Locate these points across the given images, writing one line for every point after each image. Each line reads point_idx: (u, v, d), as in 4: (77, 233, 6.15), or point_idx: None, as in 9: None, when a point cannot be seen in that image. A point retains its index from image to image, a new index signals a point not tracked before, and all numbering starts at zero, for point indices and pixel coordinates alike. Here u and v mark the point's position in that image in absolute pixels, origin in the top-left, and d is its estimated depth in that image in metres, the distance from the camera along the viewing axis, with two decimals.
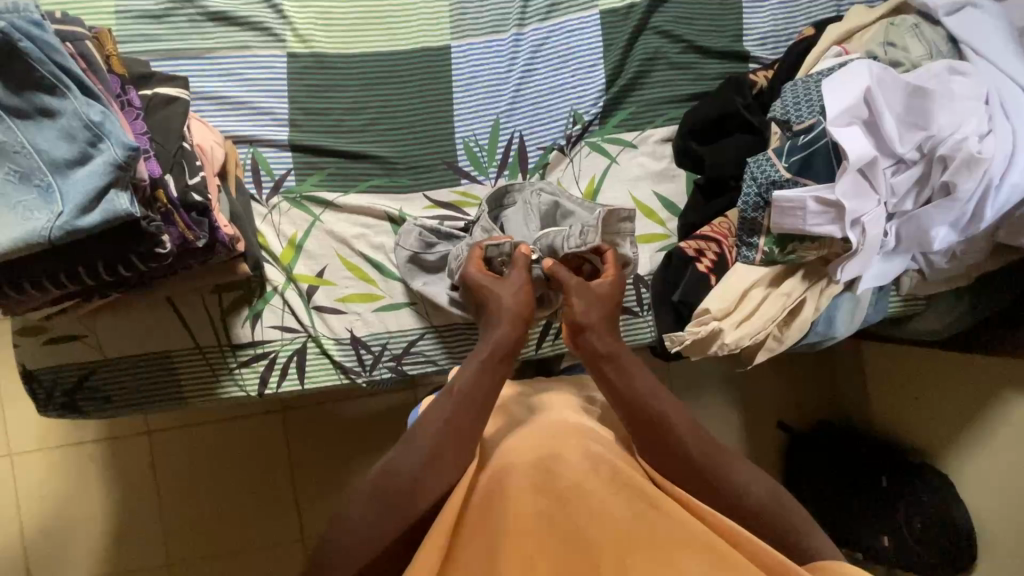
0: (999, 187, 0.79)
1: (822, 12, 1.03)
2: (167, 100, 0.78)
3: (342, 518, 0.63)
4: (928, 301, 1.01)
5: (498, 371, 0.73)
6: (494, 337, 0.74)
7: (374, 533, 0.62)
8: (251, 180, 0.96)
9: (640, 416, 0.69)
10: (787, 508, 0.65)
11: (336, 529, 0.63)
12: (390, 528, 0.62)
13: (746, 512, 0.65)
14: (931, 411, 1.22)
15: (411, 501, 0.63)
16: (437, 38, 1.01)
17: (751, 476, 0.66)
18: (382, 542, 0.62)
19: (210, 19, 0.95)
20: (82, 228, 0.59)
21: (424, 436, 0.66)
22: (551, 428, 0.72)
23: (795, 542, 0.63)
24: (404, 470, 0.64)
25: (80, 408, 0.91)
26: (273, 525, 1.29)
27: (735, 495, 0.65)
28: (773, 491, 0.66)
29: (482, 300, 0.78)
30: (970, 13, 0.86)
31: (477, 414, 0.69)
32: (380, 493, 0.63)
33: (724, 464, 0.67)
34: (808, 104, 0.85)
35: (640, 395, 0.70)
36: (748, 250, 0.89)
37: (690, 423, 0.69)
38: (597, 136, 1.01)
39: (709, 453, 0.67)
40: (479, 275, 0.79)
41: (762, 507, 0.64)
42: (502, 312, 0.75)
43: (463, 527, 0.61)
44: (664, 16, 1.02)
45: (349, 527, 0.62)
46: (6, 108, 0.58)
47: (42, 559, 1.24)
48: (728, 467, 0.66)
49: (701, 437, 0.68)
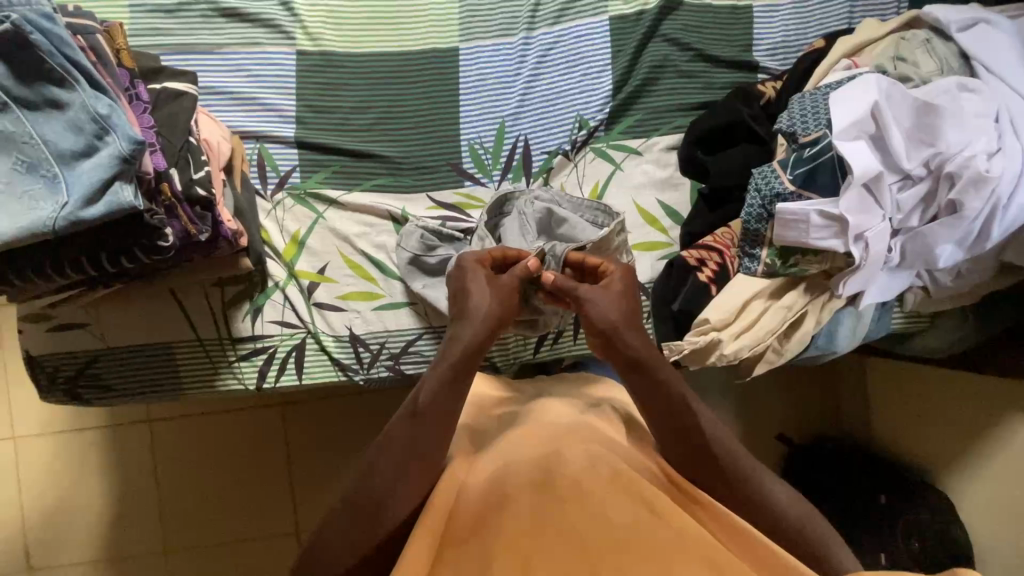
0: (1006, 207, 0.79)
1: (833, 24, 1.02)
2: (175, 95, 0.79)
3: (331, 522, 0.65)
4: (934, 318, 1.00)
5: (462, 378, 0.70)
6: (467, 341, 0.71)
7: (352, 536, 0.63)
8: (256, 176, 0.96)
9: (680, 418, 0.70)
10: (812, 525, 0.66)
11: (323, 534, 0.64)
12: (369, 536, 0.63)
13: (757, 514, 0.67)
14: (932, 429, 1.21)
15: (381, 508, 0.64)
16: (446, 40, 1.01)
17: (782, 492, 0.68)
18: (361, 550, 0.63)
19: (221, 15, 0.96)
20: (86, 220, 0.60)
21: (397, 442, 0.66)
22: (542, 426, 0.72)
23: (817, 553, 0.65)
24: (375, 477, 0.65)
25: (81, 395, 0.92)
26: (268, 517, 1.30)
27: (750, 499, 0.67)
28: (802, 512, 0.67)
29: (455, 299, 0.75)
30: (982, 30, 0.85)
31: (452, 398, 0.69)
32: (355, 505, 0.64)
33: (739, 466, 0.68)
34: (814, 117, 0.84)
35: (672, 401, 0.70)
36: (749, 261, 0.88)
37: (721, 435, 0.70)
38: (602, 143, 1.01)
39: (740, 468, 0.69)
40: (474, 267, 0.75)
41: (790, 525, 0.66)
42: (473, 317, 0.72)
43: (459, 516, 0.62)
44: (674, 24, 1.02)
45: (334, 530, 0.64)
46: (15, 98, 0.59)
47: (40, 542, 1.26)
48: (763, 482, 0.68)
49: (735, 452, 0.69)
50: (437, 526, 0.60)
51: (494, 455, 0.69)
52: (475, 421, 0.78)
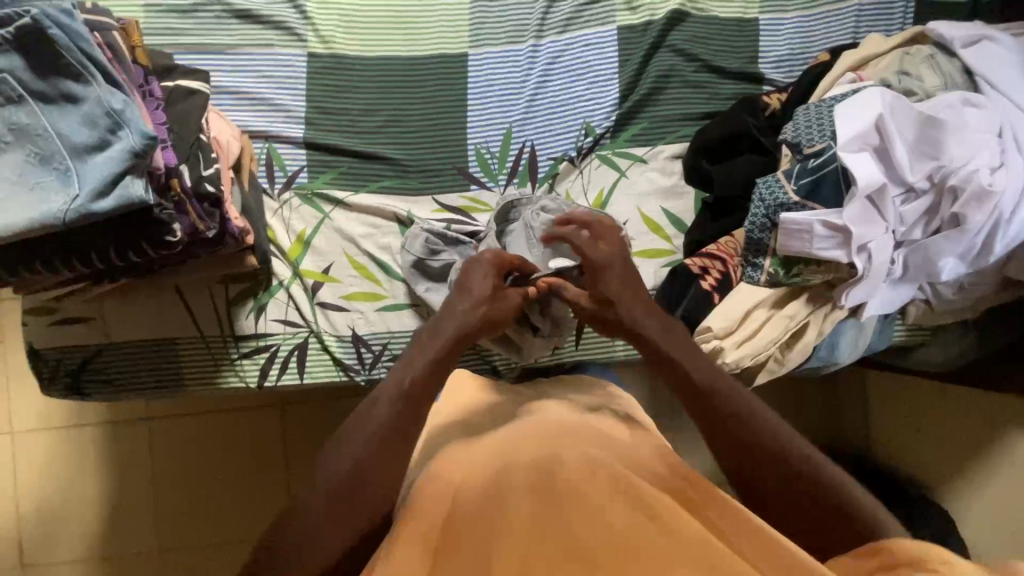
0: (1009, 222, 0.79)
1: (838, 38, 1.03)
2: (188, 92, 0.80)
3: (291, 515, 0.61)
4: (936, 332, 0.99)
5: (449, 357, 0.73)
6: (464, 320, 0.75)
7: (319, 531, 0.60)
8: (264, 175, 0.97)
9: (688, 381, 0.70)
10: (847, 493, 0.62)
11: (286, 529, 0.60)
12: (339, 531, 0.61)
13: (787, 486, 0.63)
14: (933, 443, 1.21)
15: (353, 497, 0.62)
16: (456, 45, 1.02)
17: (813, 461, 0.64)
18: (333, 546, 0.61)
19: (235, 16, 0.97)
20: (96, 212, 0.61)
21: (365, 430, 0.65)
22: (533, 425, 0.73)
23: (855, 523, 0.60)
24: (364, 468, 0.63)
25: (82, 389, 0.92)
26: (262, 521, 1.29)
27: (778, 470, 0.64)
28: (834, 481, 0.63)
29: (458, 287, 0.79)
30: (987, 46, 0.86)
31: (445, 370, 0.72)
32: (320, 498, 0.62)
33: (767, 437, 0.65)
34: (820, 129, 0.84)
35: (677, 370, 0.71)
36: (753, 270, 0.89)
37: (739, 398, 0.68)
38: (608, 150, 1.02)
39: (764, 438, 0.65)
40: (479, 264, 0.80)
41: (826, 495, 0.62)
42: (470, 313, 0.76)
43: (454, 519, 0.62)
44: (680, 35, 1.03)
45: (295, 530, 0.60)
46: (31, 92, 0.60)
47: (34, 539, 1.25)
48: (786, 452, 0.64)
49: (757, 416, 0.66)
50: (432, 526, 0.61)
51: (489, 451, 0.69)
52: (472, 421, 0.78)
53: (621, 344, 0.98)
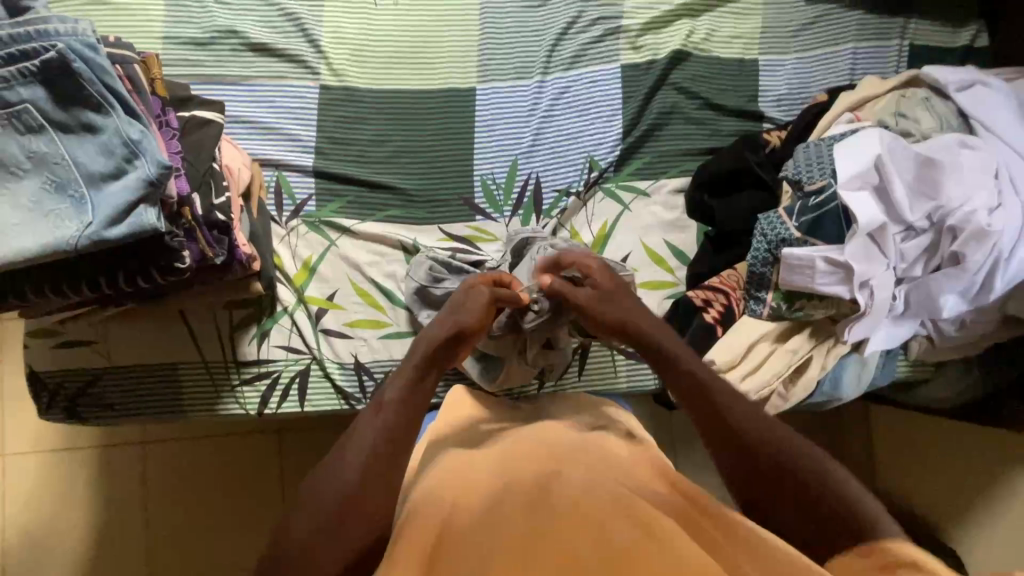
0: (1008, 261, 0.80)
1: (836, 79, 1.06)
2: (203, 123, 0.81)
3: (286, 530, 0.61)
4: (937, 367, 0.99)
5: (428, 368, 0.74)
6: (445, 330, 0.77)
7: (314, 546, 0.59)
8: (273, 203, 0.98)
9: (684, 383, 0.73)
10: (847, 490, 0.61)
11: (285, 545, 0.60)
12: (331, 553, 0.60)
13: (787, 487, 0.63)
14: (939, 480, 1.19)
15: (347, 516, 0.61)
16: (465, 80, 1.05)
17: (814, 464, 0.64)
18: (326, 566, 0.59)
19: (251, 49, 1.00)
20: (108, 239, 0.62)
21: (363, 443, 0.65)
22: (523, 438, 0.73)
23: (860, 522, 0.59)
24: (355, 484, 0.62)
25: (80, 414, 0.91)
26: (253, 551, 1.26)
27: (777, 474, 0.64)
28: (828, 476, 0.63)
29: (445, 307, 0.81)
30: (980, 91, 0.89)
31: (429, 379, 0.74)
32: (316, 514, 0.61)
33: (765, 435, 0.66)
34: (819, 167, 0.86)
35: (678, 370, 0.74)
36: (755, 304, 0.91)
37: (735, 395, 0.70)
38: (611, 183, 1.04)
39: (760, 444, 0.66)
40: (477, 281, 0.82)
41: (828, 497, 0.61)
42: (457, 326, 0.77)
43: (446, 536, 0.60)
44: (683, 74, 1.06)
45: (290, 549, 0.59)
46: (52, 121, 0.61)
47: (17, 567, 1.22)
48: (783, 453, 0.65)
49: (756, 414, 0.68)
50: (425, 542, 0.59)
51: (489, 465, 0.69)
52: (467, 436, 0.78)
53: (624, 375, 0.98)
